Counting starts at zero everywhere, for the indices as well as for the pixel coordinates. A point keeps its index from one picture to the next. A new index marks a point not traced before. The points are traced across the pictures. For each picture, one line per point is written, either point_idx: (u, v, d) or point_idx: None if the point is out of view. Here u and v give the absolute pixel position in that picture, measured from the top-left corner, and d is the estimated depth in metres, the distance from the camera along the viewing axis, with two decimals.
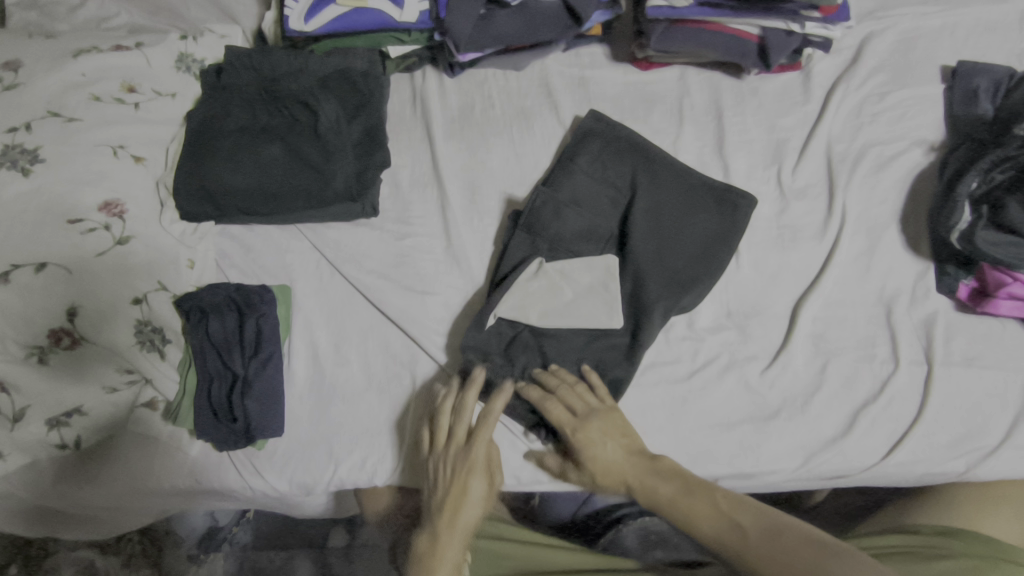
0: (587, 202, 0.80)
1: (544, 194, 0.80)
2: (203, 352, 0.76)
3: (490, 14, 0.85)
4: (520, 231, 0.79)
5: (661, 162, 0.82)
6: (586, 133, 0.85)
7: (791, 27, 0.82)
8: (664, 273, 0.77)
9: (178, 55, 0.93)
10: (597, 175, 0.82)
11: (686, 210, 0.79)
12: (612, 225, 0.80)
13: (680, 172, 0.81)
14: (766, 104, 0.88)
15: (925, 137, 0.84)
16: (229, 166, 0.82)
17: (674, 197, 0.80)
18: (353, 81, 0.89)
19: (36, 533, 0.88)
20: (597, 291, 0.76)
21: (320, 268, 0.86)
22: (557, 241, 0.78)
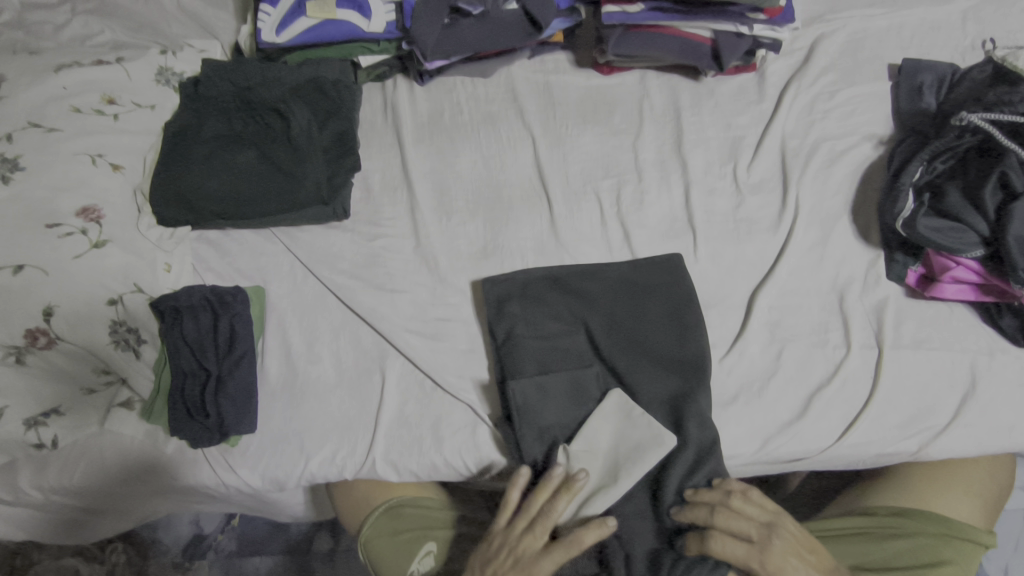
0: (556, 356, 0.77)
1: (517, 384, 0.74)
2: (177, 350, 0.79)
3: (455, 23, 0.89)
4: (522, 432, 0.72)
5: (586, 267, 0.81)
6: (500, 288, 0.81)
7: (740, 30, 0.86)
8: (682, 383, 0.74)
9: (158, 69, 0.97)
10: (539, 327, 0.78)
11: (642, 309, 0.78)
12: (594, 368, 0.76)
13: (610, 269, 0.81)
14: (722, 104, 0.92)
15: (874, 131, 0.87)
16: (206, 173, 0.85)
17: (619, 301, 0.79)
18: (323, 88, 0.91)
19: (41, 538, 0.92)
20: (630, 435, 0.71)
21: (294, 270, 0.89)
22: (563, 411, 0.73)
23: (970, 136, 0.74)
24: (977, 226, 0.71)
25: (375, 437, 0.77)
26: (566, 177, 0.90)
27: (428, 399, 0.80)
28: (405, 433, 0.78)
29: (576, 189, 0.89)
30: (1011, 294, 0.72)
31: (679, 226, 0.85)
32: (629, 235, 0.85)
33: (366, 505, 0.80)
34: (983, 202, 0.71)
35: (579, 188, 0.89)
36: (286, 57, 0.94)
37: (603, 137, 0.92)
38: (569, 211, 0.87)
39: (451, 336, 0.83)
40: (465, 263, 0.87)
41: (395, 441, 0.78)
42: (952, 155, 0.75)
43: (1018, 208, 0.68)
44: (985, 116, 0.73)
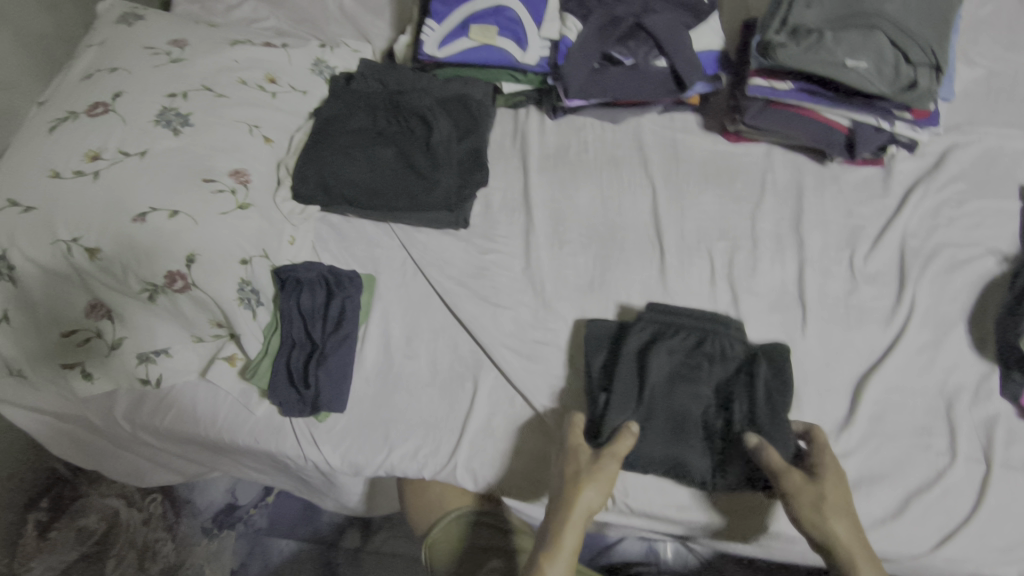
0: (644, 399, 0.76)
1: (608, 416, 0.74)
2: (289, 319, 0.82)
3: (603, 68, 0.93)
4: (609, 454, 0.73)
5: (681, 321, 0.81)
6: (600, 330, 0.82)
7: (881, 124, 0.87)
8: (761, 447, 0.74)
9: (315, 60, 1.04)
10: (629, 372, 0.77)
11: (723, 392, 0.77)
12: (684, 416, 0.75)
13: (702, 339, 0.80)
14: (846, 191, 0.93)
15: (999, 247, 0.87)
16: (345, 159, 0.90)
17: (712, 378, 0.77)
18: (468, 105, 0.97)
19: (109, 470, 0.97)
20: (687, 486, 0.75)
21: (404, 266, 0.93)
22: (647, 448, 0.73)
23: None
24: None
25: (460, 443, 0.79)
26: (682, 232, 0.92)
27: (515, 418, 0.81)
28: (489, 446, 0.79)
29: (691, 245, 0.91)
30: None
31: (788, 300, 0.86)
32: (738, 298, 0.86)
33: (437, 507, 0.82)
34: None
35: (694, 244, 0.91)
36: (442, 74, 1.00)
37: (724, 200, 0.94)
38: (680, 264, 0.89)
39: (546, 361, 0.84)
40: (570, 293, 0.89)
41: (479, 451, 0.79)
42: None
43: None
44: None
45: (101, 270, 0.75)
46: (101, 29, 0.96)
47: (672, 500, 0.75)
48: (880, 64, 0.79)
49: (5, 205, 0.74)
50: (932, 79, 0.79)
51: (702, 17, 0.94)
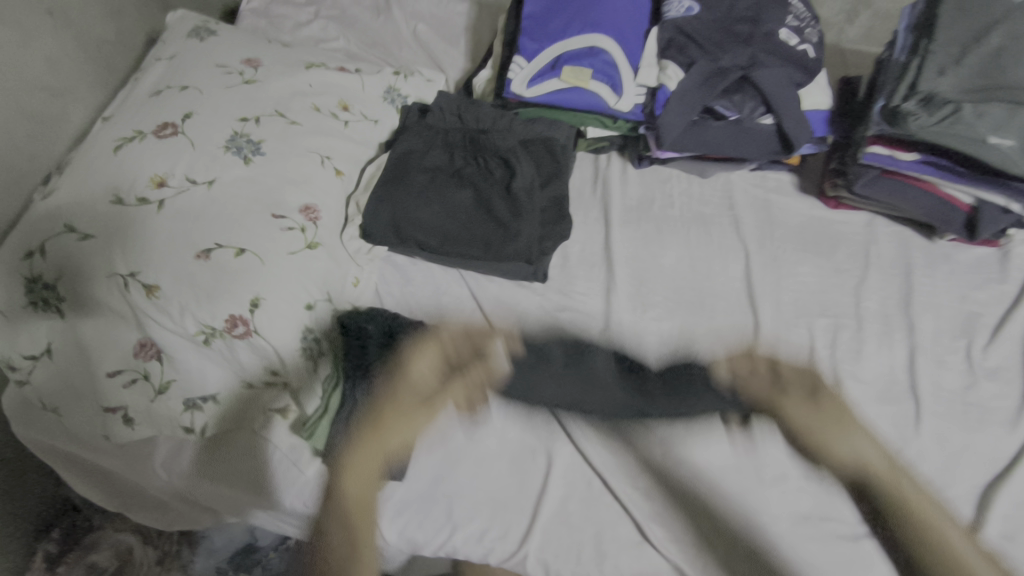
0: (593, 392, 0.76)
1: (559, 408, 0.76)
2: (352, 374, 0.75)
3: (702, 122, 0.87)
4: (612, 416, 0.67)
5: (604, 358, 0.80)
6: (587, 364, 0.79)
7: (1010, 206, 0.80)
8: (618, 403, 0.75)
9: (388, 88, 0.99)
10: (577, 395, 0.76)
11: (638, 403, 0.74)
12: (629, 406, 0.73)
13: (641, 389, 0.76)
14: (959, 272, 0.86)
15: None
16: (419, 200, 0.84)
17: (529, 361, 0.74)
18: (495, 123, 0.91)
19: (131, 514, 0.88)
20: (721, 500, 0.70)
21: (473, 318, 0.85)
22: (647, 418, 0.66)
23: None
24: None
25: (532, 529, 0.71)
26: (778, 304, 0.84)
27: (592, 501, 0.73)
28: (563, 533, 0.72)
29: (788, 319, 0.83)
30: None
31: (899, 390, 0.77)
32: (843, 384, 0.78)
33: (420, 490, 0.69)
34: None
35: (791, 319, 0.83)
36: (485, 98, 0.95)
37: (823, 271, 0.87)
38: (776, 339, 0.81)
39: None
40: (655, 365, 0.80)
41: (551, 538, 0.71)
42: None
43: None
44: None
45: (157, 308, 0.69)
46: (172, 42, 0.91)
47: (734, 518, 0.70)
48: None
49: (61, 229, 0.69)
50: None
51: (811, 74, 0.87)
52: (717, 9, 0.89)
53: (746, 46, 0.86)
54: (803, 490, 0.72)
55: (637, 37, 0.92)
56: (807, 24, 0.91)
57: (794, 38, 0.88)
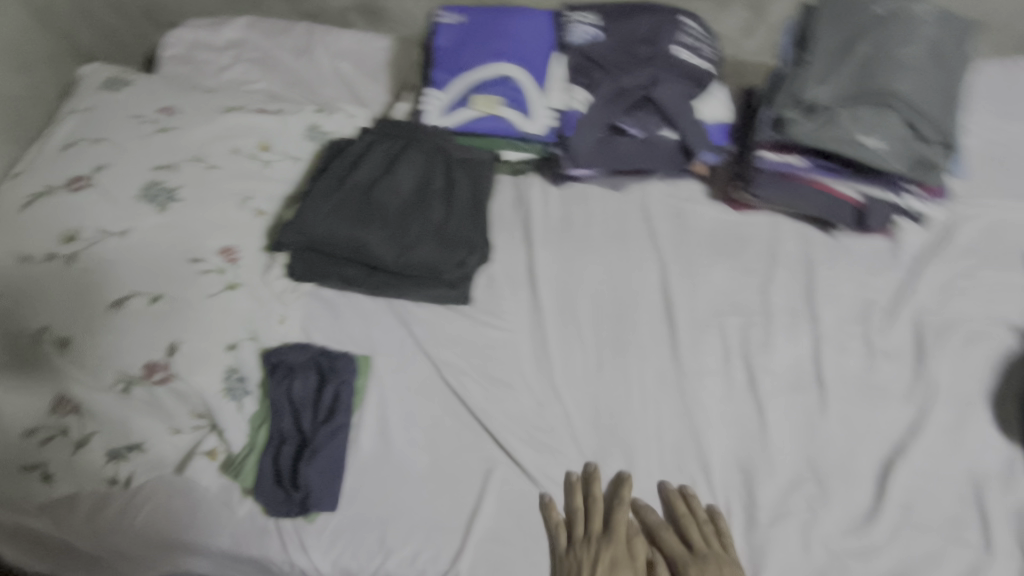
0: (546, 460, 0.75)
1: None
2: (277, 411, 0.76)
3: (611, 139, 0.91)
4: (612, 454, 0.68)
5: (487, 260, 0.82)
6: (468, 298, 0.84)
7: (889, 197, 0.87)
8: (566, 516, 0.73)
9: (310, 126, 1.01)
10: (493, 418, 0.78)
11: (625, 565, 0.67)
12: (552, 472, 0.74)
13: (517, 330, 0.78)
14: (857, 265, 0.91)
15: (1013, 321, 0.86)
16: (321, 217, 0.81)
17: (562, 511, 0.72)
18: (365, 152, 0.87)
19: None
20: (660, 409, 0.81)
21: (403, 346, 0.86)
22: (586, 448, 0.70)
23: None
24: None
25: (464, 546, 0.72)
26: (694, 306, 0.88)
27: (525, 515, 0.75)
28: (496, 549, 0.72)
29: (702, 319, 0.87)
30: None
31: (806, 379, 0.82)
32: (755, 378, 0.82)
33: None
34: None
35: (706, 320, 0.87)
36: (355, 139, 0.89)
37: (735, 272, 0.91)
38: (693, 341, 0.85)
39: (557, 449, 0.78)
40: (579, 381, 0.83)
41: (484, 556, 0.72)
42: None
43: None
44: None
45: (74, 363, 0.70)
46: (86, 94, 0.92)
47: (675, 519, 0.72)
48: (895, 141, 0.78)
49: None
50: (943, 159, 0.79)
51: (704, 86, 0.93)
52: (618, 31, 0.93)
53: (645, 66, 0.90)
54: (724, 483, 0.76)
55: (543, 63, 0.95)
56: (703, 41, 0.96)
57: (691, 55, 0.93)
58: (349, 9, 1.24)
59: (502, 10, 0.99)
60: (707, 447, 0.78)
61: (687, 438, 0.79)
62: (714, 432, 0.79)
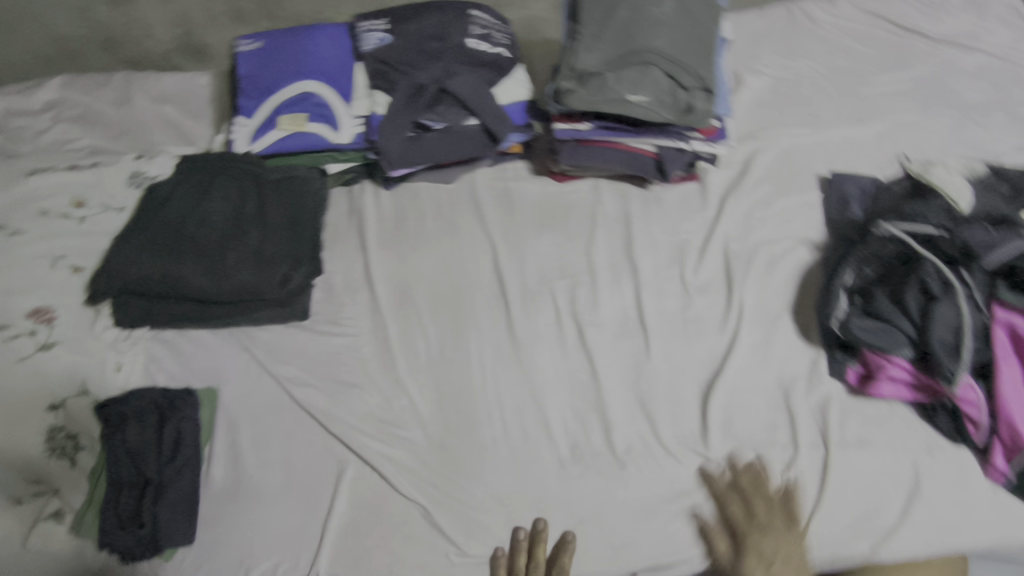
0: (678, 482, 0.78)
1: None
2: (117, 460, 0.76)
3: (418, 136, 0.94)
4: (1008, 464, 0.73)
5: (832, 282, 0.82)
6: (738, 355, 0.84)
7: (680, 145, 0.92)
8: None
9: (131, 173, 0.97)
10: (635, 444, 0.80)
11: None
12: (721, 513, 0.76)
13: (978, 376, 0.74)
14: (669, 212, 0.98)
15: (807, 237, 0.94)
16: (135, 260, 0.83)
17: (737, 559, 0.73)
18: (180, 194, 0.89)
19: None
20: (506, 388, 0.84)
21: (248, 370, 0.87)
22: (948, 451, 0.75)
23: (892, 245, 0.81)
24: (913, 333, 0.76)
25: (321, 547, 0.75)
26: (524, 278, 0.93)
27: (379, 506, 0.77)
28: (351, 545, 0.75)
29: (534, 289, 0.92)
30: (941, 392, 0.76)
31: (630, 325, 0.88)
32: (584, 333, 0.87)
33: None
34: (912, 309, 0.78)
35: (536, 289, 0.92)
36: (167, 183, 0.91)
37: (559, 240, 0.96)
38: (525, 311, 0.90)
39: (407, 437, 0.82)
40: (422, 369, 0.86)
41: (343, 553, 0.75)
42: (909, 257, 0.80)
43: (938, 310, 0.74)
44: (900, 227, 0.81)
45: None
46: None
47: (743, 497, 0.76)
48: (659, 95, 0.84)
49: None
50: (706, 101, 0.85)
51: (504, 73, 0.98)
52: (406, 33, 0.97)
53: (436, 61, 0.95)
54: (566, 436, 0.81)
55: (345, 74, 0.98)
56: (496, 28, 1.00)
57: (485, 44, 0.98)
58: (170, 50, 1.21)
59: (300, 28, 1.00)
60: (548, 406, 0.83)
61: (527, 402, 0.83)
62: (551, 391, 0.84)
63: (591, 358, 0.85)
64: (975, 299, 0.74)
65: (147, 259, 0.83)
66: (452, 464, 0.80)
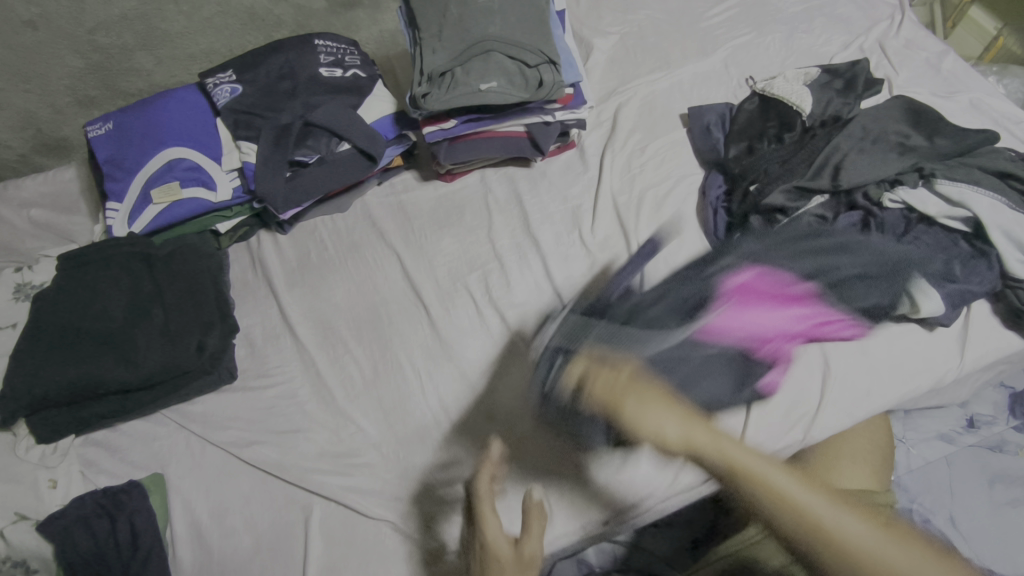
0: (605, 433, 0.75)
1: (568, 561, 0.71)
2: (75, 572, 0.74)
3: (296, 174, 0.95)
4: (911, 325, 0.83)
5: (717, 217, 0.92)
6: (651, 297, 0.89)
7: (545, 119, 0.96)
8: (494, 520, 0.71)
9: (15, 286, 0.94)
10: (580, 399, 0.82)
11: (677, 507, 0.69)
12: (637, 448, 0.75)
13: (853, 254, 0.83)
14: (555, 182, 1.03)
15: (683, 171, 1.01)
16: (38, 372, 0.80)
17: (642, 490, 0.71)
18: (71, 291, 0.87)
19: None
20: (445, 387, 0.87)
21: (190, 446, 0.86)
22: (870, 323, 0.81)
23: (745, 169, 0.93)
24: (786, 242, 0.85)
25: None
26: (436, 281, 0.95)
27: (351, 537, 0.79)
28: None
29: (448, 288, 0.95)
30: None
31: (546, 297, 0.92)
32: (505, 316, 0.91)
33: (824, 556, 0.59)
34: (777, 221, 0.87)
35: (449, 287, 0.95)
36: (54, 283, 0.88)
37: (460, 237, 0.99)
38: (445, 310, 0.92)
39: (363, 462, 0.83)
40: (361, 394, 0.88)
41: None
42: (760, 177, 0.91)
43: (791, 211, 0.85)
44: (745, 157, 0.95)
45: None
46: None
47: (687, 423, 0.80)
48: (508, 77, 0.89)
49: None
50: (553, 71, 0.90)
51: (366, 92, 1.00)
52: (257, 78, 0.99)
53: (294, 98, 0.97)
54: (513, 415, 0.84)
55: (209, 131, 0.98)
56: (344, 53, 1.04)
57: (337, 70, 1.01)
58: (27, 152, 1.17)
59: (150, 100, 1.00)
60: (488, 392, 0.86)
61: (468, 395, 0.86)
62: (487, 378, 0.86)
63: (517, 336, 0.89)
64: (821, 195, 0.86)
65: (51, 365, 0.81)
66: (412, 474, 0.82)
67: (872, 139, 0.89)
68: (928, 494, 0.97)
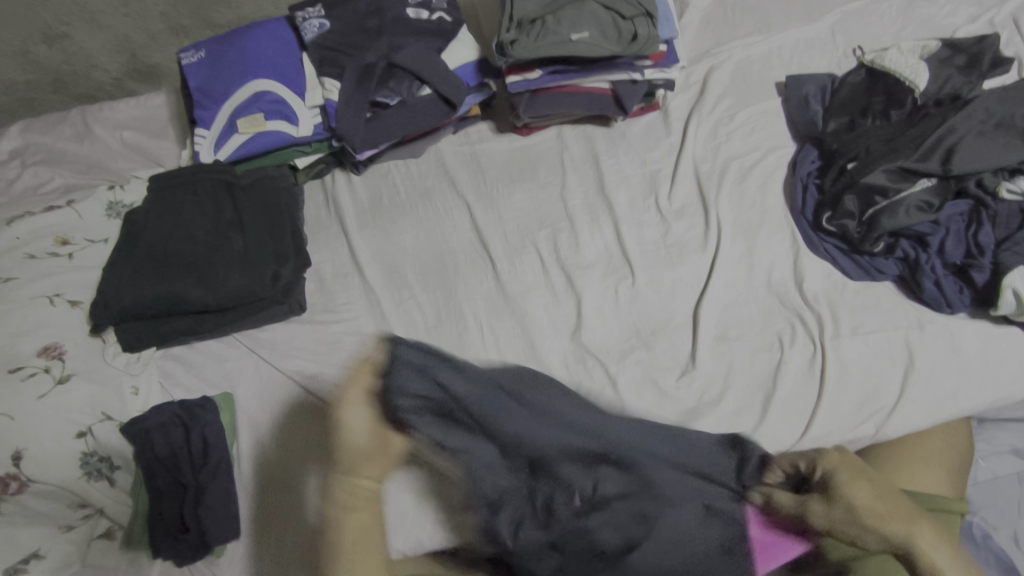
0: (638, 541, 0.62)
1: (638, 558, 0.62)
2: (152, 471, 0.80)
3: (377, 115, 0.94)
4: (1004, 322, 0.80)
5: (810, 186, 0.89)
6: (728, 271, 0.86)
7: (633, 77, 0.92)
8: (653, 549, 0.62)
9: (107, 204, 0.98)
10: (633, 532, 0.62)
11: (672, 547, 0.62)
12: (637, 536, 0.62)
13: (945, 240, 0.81)
14: (635, 143, 0.99)
15: (773, 144, 0.95)
16: (129, 286, 0.85)
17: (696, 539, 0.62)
18: (163, 212, 0.91)
19: None
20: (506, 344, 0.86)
21: (259, 370, 0.90)
22: (951, 321, 0.80)
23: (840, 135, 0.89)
24: (885, 225, 0.80)
25: None
26: (505, 235, 0.95)
27: None
28: None
29: (517, 244, 0.94)
30: (917, 262, 0.81)
31: (616, 262, 0.90)
32: (572, 276, 0.89)
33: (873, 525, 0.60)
34: (876, 202, 0.82)
35: (518, 242, 0.94)
36: (147, 203, 0.93)
37: (533, 192, 0.98)
38: (512, 265, 0.92)
39: None
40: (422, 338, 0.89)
41: None
42: (861, 155, 0.85)
43: (891, 191, 0.81)
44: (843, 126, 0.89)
45: None
46: None
47: (753, 407, 0.78)
48: (602, 29, 0.86)
49: None
50: (650, 26, 0.86)
51: (451, 37, 0.98)
52: (345, 15, 0.98)
53: (380, 38, 0.96)
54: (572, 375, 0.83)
55: (295, 66, 0.99)
56: None
57: (424, 12, 0.99)
58: (122, 76, 1.21)
59: (240, 31, 1.01)
60: (549, 350, 0.85)
61: (527, 353, 0.85)
62: (548, 337, 0.86)
63: (581, 297, 0.87)
64: (926, 176, 0.81)
65: (139, 282, 0.85)
66: None
67: (991, 122, 0.82)
68: (994, 508, 0.90)
